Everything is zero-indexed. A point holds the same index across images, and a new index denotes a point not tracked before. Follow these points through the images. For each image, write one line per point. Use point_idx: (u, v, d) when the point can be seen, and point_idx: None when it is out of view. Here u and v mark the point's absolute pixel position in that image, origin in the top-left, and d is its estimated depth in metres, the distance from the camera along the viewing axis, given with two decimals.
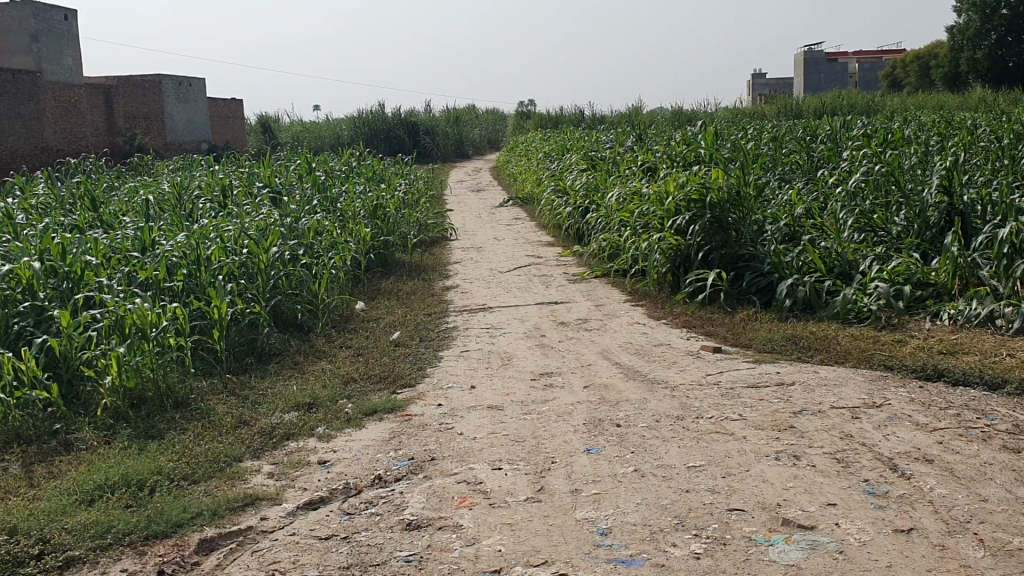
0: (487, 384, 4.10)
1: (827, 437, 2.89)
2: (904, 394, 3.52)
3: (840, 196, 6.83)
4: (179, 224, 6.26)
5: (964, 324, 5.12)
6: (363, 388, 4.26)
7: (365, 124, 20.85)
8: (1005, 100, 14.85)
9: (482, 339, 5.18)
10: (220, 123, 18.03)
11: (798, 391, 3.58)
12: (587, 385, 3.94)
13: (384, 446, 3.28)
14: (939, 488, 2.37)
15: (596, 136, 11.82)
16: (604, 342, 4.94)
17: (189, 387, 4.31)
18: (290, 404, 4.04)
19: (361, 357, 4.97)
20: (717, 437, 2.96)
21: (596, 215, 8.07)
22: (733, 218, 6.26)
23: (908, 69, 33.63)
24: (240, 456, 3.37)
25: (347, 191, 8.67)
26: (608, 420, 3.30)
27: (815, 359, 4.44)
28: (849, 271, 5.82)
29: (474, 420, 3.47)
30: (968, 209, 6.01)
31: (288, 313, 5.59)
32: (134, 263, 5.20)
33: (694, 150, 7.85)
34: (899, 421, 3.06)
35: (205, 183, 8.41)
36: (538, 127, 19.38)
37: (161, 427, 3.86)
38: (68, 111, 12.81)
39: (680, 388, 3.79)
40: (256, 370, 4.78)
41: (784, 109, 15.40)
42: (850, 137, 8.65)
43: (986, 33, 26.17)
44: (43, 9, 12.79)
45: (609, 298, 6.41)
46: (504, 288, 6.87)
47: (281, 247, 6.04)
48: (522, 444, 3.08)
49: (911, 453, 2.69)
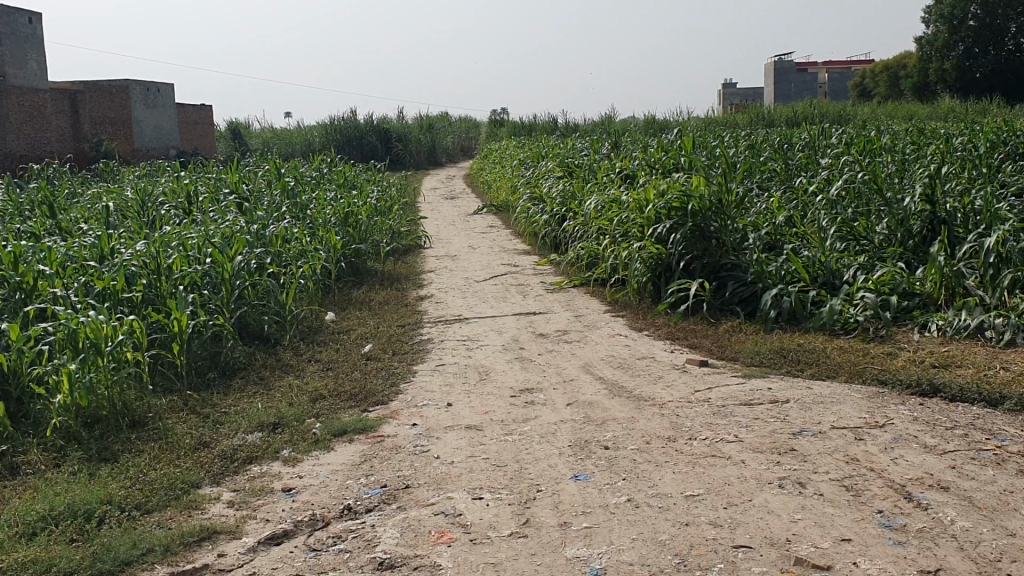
0: (464, 402, 3.87)
1: (831, 461, 2.70)
2: (906, 412, 3.34)
3: (821, 205, 6.67)
4: (139, 231, 5.98)
5: (954, 336, 4.94)
6: (332, 406, 4.02)
7: (336, 132, 20.79)
8: (973, 109, 14.92)
9: (459, 352, 4.96)
10: (189, 129, 17.71)
11: (794, 409, 3.39)
12: (570, 402, 3.73)
13: (354, 471, 3.04)
14: (961, 521, 2.19)
15: (571, 143, 11.68)
16: (586, 355, 4.74)
17: (147, 405, 4.05)
18: (253, 423, 3.79)
19: (330, 372, 4.72)
20: (713, 461, 2.76)
21: (573, 223, 7.87)
22: (715, 226, 6.07)
23: (876, 80, 34.02)
24: (199, 483, 3.12)
25: (317, 199, 8.41)
26: (594, 442, 3.09)
27: (805, 374, 4.26)
28: (833, 281, 5.65)
29: (451, 442, 3.24)
30: (951, 218, 5.87)
31: (254, 325, 5.34)
32: (92, 272, 4.92)
33: (673, 157, 7.65)
34: (905, 442, 2.88)
35: (170, 190, 8.13)
36: (511, 134, 19.16)
37: (115, 448, 3.60)
38: (32, 117, 12.46)
39: (669, 405, 3.59)
40: (220, 386, 4.53)
41: (757, 116, 15.38)
42: (828, 145, 8.54)
43: (954, 44, 26.39)
44: (6, 12, 12.44)
45: (588, 308, 6.21)
46: (480, 298, 6.65)
47: (247, 255, 5.77)
48: (504, 469, 2.86)
49: (924, 479, 2.50)
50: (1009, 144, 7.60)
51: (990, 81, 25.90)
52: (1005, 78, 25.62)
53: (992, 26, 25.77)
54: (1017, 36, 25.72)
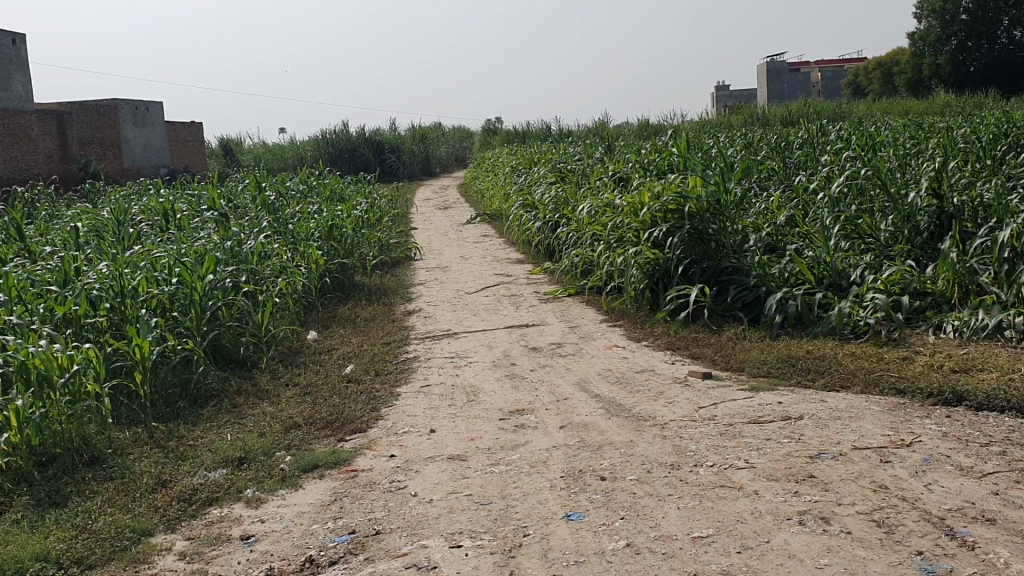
0: (448, 427, 3.55)
1: (857, 490, 2.39)
2: (933, 427, 3.02)
3: (822, 204, 6.34)
4: (107, 251, 5.66)
5: (971, 338, 4.59)
6: (306, 435, 3.70)
7: (328, 145, 20.48)
8: (968, 103, 14.65)
9: (445, 370, 4.64)
10: (178, 147, 17.40)
11: (810, 427, 3.07)
12: (564, 425, 3.41)
13: (322, 514, 2.72)
14: (1016, 563, 1.89)
15: (564, 148, 11.38)
16: (581, 370, 4.42)
17: (107, 440, 3.73)
18: (218, 459, 3.46)
19: (307, 397, 4.39)
20: (723, 494, 2.44)
21: (565, 229, 7.56)
22: (714, 228, 5.74)
23: (870, 78, 33.77)
24: (150, 531, 2.80)
25: (301, 212, 8.08)
26: (590, 472, 2.77)
27: (817, 385, 3.93)
28: (839, 282, 5.32)
29: (430, 476, 2.92)
30: (960, 212, 5.53)
31: (229, 348, 5.03)
32: (51, 299, 4.60)
33: (666, 158, 7.32)
34: (938, 464, 2.57)
35: (149, 208, 7.80)
36: (504, 143, 18.83)
37: (67, 490, 3.27)
38: (19, 139, 12.20)
39: (671, 425, 3.27)
40: (189, 416, 4.20)
41: (752, 116, 15.11)
42: (826, 142, 8.21)
43: (947, 39, 26.10)
44: None
45: (584, 319, 5.88)
46: (470, 310, 6.34)
47: (220, 273, 5.43)
48: (487, 508, 2.54)
49: (966, 510, 2.20)
50: (1009, 134, 7.27)
51: (985, 74, 25.63)
52: (1000, 71, 25.35)
53: (985, 20, 25.46)
54: (1010, 29, 25.40)
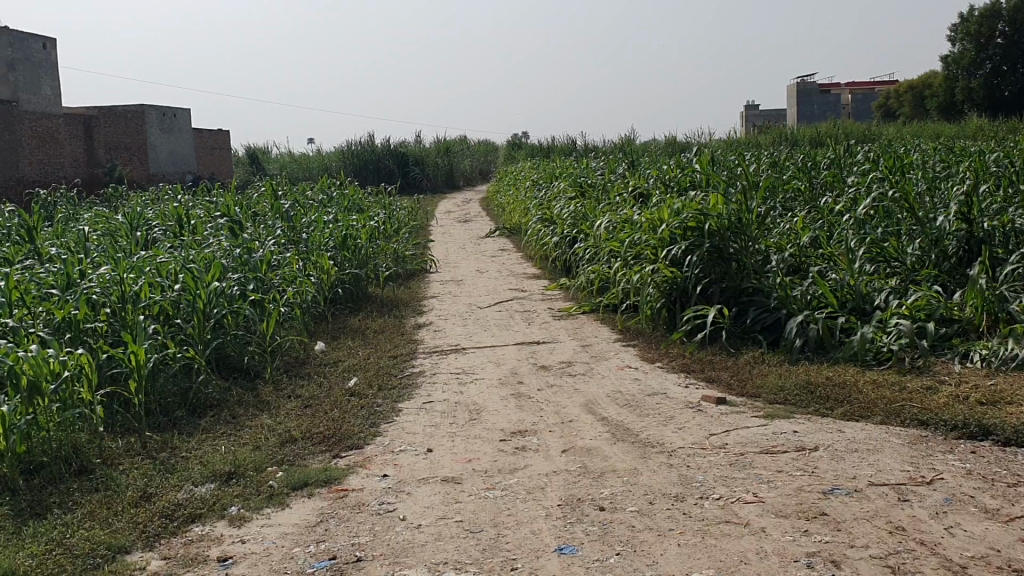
0: (446, 447, 3.41)
1: (872, 530, 2.23)
2: (956, 464, 2.84)
3: (848, 225, 6.15)
4: (113, 256, 5.58)
5: (1000, 368, 4.38)
6: (300, 451, 3.57)
7: (353, 157, 20.19)
8: (1003, 127, 14.39)
9: (450, 387, 4.51)
10: (205, 154, 17.44)
11: (825, 460, 2.90)
12: (566, 449, 3.26)
13: (305, 537, 2.59)
14: None
15: (586, 162, 11.25)
16: (589, 391, 4.27)
17: (98, 449, 3.62)
18: (207, 473, 3.34)
19: (308, 411, 4.26)
20: (728, 530, 2.29)
21: (583, 245, 7.42)
22: (735, 248, 5.55)
23: (901, 100, 33.40)
24: (127, 548, 2.68)
25: (317, 220, 7.98)
26: (588, 501, 2.62)
27: (836, 414, 3.75)
28: (863, 306, 5.14)
29: (422, 499, 2.79)
30: (990, 237, 5.33)
31: (232, 357, 4.91)
32: (50, 303, 4.51)
33: (688, 175, 7.15)
34: (960, 505, 2.40)
35: (164, 213, 7.73)
36: (528, 157, 18.71)
37: (50, 501, 3.16)
38: (47, 142, 12.26)
39: (679, 453, 3.11)
40: (185, 427, 4.08)
41: (780, 136, 14.92)
42: (853, 163, 8.02)
43: (981, 63, 25.77)
44: (22, 38, 12.35)
45: (597, 338, 5.72)
46: (482, 325, 6.21)
47: (226, 280, 5.31)
48: (477, 537, 2.40)
49: (991, 559, 2.03)
50: None
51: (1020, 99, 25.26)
52: None
53: (1020, 44, 25.17)
54: None
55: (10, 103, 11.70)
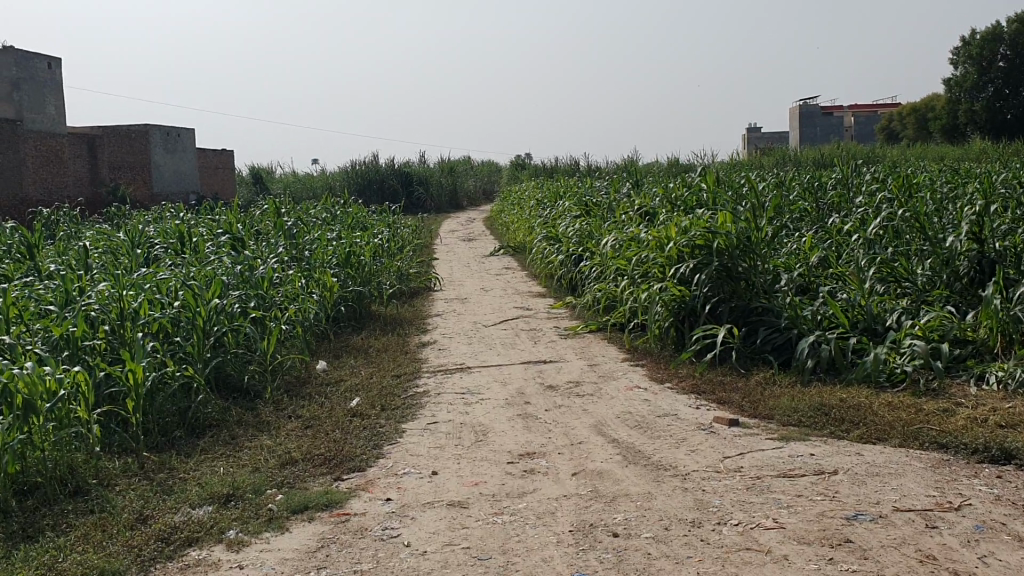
0: (452, 470, 3.30)
1: (902, 559, 2.12)
2: (983, 489, 2.74)
3: (857, 245, 6.06)
4: (112, 273, 5.49)
5: (1017, 389, 4.27)
6: (300, 472, 3.47)
7: (355, 176, 20.26)
8: (1007, 150, 14.34)
9: (455, 407, 4.41)
10: (208, 173, 17.40)
11: (845, 484, 2.80)
12: (576, 472, 3.15)
13: (305, 563, 2.48)
14: None
15: (590, 182, 11.18)
16: (598, 411, 4.16)
17: (93, 470, 3.51)
18: (205, 495, 3.23)
19: (309, 432, 4.15)
20: (749, 558, 2.19)
21: (589, 263, 7.33)
22: (744, 267, 5.46)
23: (904, 122, 33.44)
24: (121, 573, 2.58)
25: (320, 237, 7.90)
26: (601, 526, 2.52)
27: (852, 436, 3.64)
28: (874, 326, 5.04)
29: (427, 524, 2.68)
30: (1002, 257, 5.23)
31: (232, 377, 4.81)
32: (47, 320, 4.41)
33: (695, 193, 7.07)
34: (992, 532, 2.29)
35: (166, 230, 7.64)
36: (531, 177, 18.68)
37: (43, 523, 3.05)
38: (51, 161, 12.20)
39: (693, 476, 3.01)
40: (184, 447, 3.98)
41: (784, 158, 14.88)
42: (860, 183, 7.94)
43: (983, 86, 25.78)
44: (26, 57, 12.32)
45: (604, 357, 5.62)
46: (487, 344, 6.11)
47: (226, 298, 5.22)
48: (486, 564, 2.30)
49: None
50: None
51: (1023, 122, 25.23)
52: None
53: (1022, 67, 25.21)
54: None
55: (14, 121, 11.65)
